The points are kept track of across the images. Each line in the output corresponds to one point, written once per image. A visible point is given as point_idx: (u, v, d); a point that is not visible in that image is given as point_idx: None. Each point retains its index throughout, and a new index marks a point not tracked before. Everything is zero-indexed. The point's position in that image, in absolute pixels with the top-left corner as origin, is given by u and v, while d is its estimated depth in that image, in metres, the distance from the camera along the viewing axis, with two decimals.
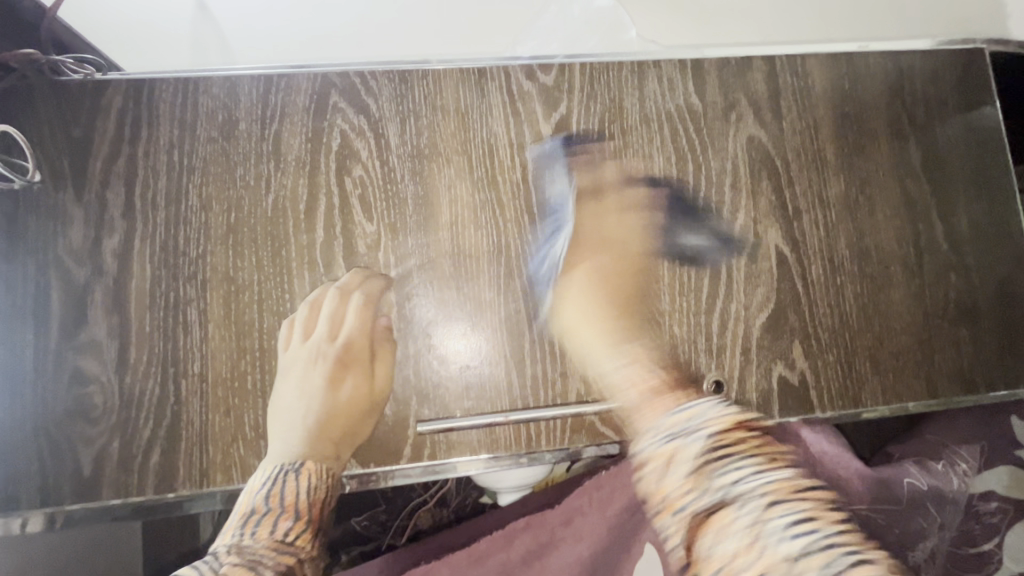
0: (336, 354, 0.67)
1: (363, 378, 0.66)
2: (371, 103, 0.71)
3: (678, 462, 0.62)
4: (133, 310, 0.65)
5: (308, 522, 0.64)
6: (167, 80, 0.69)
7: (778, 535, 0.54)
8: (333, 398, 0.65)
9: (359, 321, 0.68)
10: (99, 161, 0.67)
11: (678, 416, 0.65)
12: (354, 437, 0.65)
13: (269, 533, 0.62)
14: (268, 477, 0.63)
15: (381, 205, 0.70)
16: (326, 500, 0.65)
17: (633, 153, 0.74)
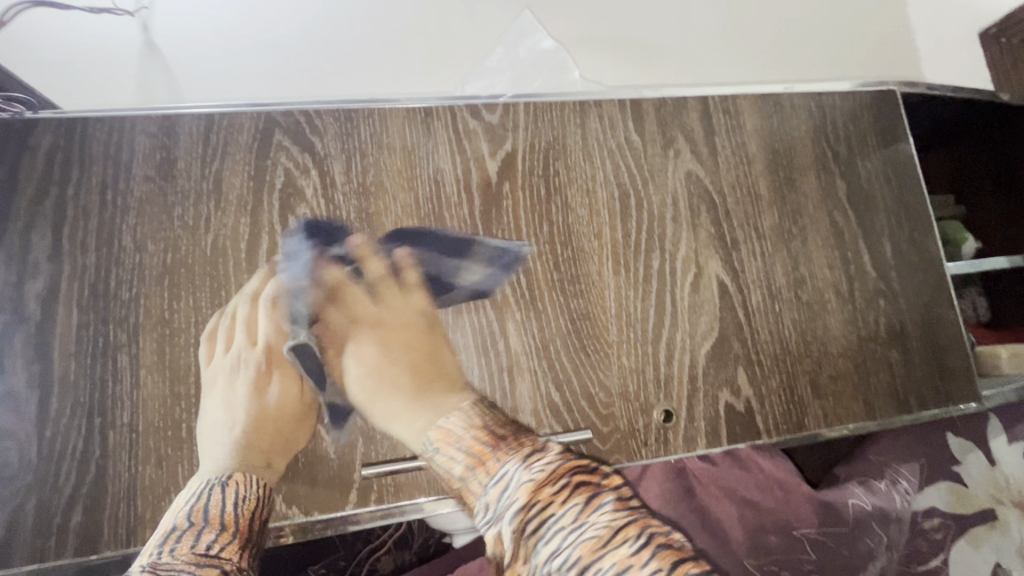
0: (262, 360, 0.65)
1: (290, 382, 0.65)
2: (316, 140, 0.71)
3: (505, 539, 0.50)
4: (57, 357, 0.61)
5: (234, 534, 0.58)
6: (102, 119, 0.67)
7: None
8: (261, 407, 0.63)
9: (278, 324, 0.66)
10: (25, 202, 0.64)
11: (492, 490, 0.55)
12: (288, 447, 0.63)
13: (190, 548, 0.55)
14: (191, 494, 0.60)
15: (326, 243, 0.69)
16: (257, 512, 0.60)
17: (578, 188, 0.76)
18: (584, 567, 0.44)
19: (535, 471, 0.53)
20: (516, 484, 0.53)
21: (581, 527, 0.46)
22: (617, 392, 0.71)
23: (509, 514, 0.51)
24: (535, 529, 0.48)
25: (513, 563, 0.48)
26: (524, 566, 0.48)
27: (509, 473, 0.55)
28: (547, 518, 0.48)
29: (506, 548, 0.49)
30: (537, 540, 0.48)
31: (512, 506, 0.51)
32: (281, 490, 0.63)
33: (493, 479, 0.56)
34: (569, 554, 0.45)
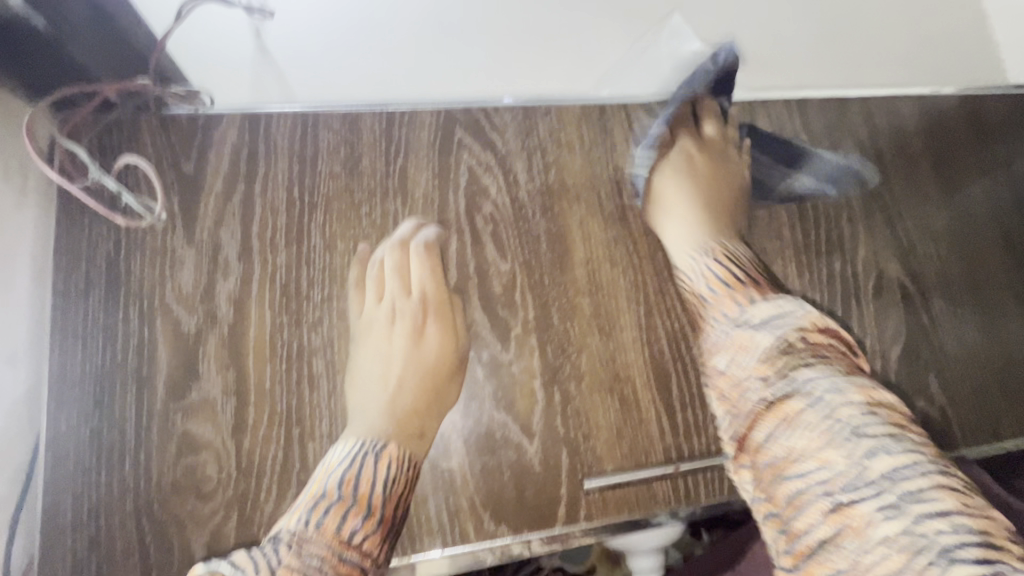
0: (422, 308, 0.61)
1: (450, 333, 0.61)
2: (496, 138, 0.69)
3: (749, 346, 0.57)
4: (253, 362, 0.57)
5: (379, 521, 0.51)
6: (285, 114, 0.65)
7: (851, 432, 0.46)
8: (417, 356, 0.60)
9: (433, 271, 0.63)
10: (212, 199, 0.61)
11: (759, 308, 0.60)
12: (434, 406, 0.59)
13: (336, 530, 0.48)
14: (347, 454, 0.53)
15: (515, 243, 0.66)
16: (403, 495, 0.53)
17: (754, 188, 0.74)
18: (863, 402, 0.48)
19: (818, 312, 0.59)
20: (797, 316, 0.58)
21: (850, 373, 0.51)
22: None
23: (842, 398, 0.48)
24: (807, 346, 0.54)
25: (761, 365, 0.54)
26: (771, 365, 0.53)
27: (789, 320, 0.57)
28: (815, 354, 0.53)
29: (759, 356, 0.55)
30: (800, 370, 0.52)
31: (785, 366, 0.52)
32: (489, 507, 0.58)
33: (766, 300, 0.61)
34: (843, 400, 0.48)
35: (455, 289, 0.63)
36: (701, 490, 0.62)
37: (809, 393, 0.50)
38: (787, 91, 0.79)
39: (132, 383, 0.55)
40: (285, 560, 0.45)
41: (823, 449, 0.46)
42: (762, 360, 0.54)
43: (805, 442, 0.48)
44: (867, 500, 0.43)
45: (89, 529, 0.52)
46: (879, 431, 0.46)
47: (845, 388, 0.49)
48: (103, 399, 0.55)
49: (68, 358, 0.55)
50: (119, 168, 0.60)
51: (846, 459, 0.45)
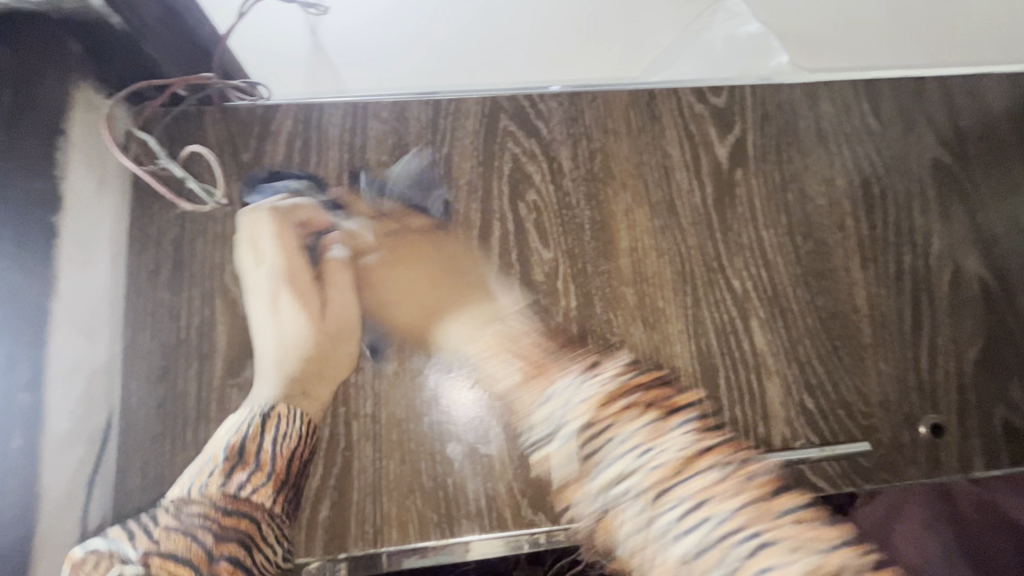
0: (282, 281, 0.61)
1: (307, 304, 0.60)
2: (541, 125, 0.68)
3: (559, 458, 0.56)
4: (303, 342, 0.60)
5: (269, 476, 0.55)
6: (336, 106, 0.67)
7: (671, 531, 0.47)
8: (279, 329, 0.60)
9: (284, 244, 0.62)
10: (267, 187, 0.64)
11: (545, 409, 0.58)
12: (324, 372, 0.59)
13: (220, 489, 0.53)
14: (235, 424, 0.57)
15: (557, 231, 0.65)
16: (300, 450, 0.57)
17: (814, 175, 0.70)
18: (669, 483, 0.49)
19: (613, 375, 0.61)
20: (576, 399, 0.57)
21: (699, 437, 0.54)
22: (877, 402, 0.63)
23: (573, 426, 0.56)
24: (604, 428, 0.54)
25: (581, 469, 0.55)
26: (588, 468, 0.53)
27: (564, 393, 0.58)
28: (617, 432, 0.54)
29: (585, 415, 0.56)
30: (603, 457, 0.53)
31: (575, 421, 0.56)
32: (527, 493, 0.58)
33: (566, 383, 0.59)
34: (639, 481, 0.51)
35: (318, 258, 0.61)
36: None
37: (625, 503, 0.51)
38: (849, 71, 0.75)
39: (195, 360, 0.59)
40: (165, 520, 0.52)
41: (655, 561, 0.47)
42: (579, 465, 0.54)
43: (635, 538, 0.50)
44: (671, 511, 0.48)
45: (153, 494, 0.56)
46: (567, 434, 0.56)
47: (663, 456, 0.51)
48: (168, 373, 0.58)
49: (140, 335, 0.59)
50: (185, 158, 0.64)
51: (676, 564, 0.46)
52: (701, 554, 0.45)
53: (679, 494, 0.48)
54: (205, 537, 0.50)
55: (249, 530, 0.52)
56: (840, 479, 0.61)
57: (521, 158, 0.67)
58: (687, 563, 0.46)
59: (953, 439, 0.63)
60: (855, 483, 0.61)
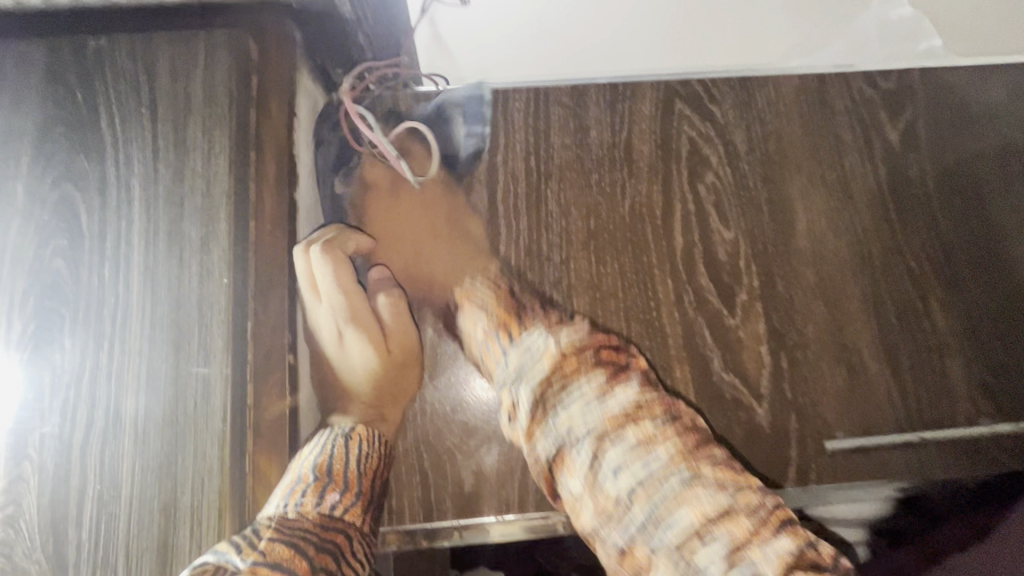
0: (344, 317, 0.58)
1: (374, 338, 0.59)
2: (715, 109, 0.70)
3: (518, 412, 0.59)
4: (502, 314, 0.64)
5: (356, 494, 0.55)
6: (520, 91, 0.70)
7: (609, 472, 0.55)
8: (346, 363, 0.58)
9: (341, 279, 0.58)
10: (462, 167, 0.67)
11: (626, 454, 0.55)
12: (397, 396, 0.60)
13: (315, 507, 0.51)
14: (318, 445, 0.54)
15: (737, 211, 0.67)
16: (377, 470, 0.57)
17: (987, 159, 0.70)
18: (604, 433, 0.56)
19: (558, 344, 0.61)
20: (538, 355, 0.61)
21: (605, 399, 0.58)
22: None
23: (534, 364, 0.60)
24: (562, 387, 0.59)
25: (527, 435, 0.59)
26: (536, 439, 0.58)
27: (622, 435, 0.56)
28: (570, 389, 0.59)
29: (525, 413, 0.59)
30: (561, 403, 0.58)
31: (537, 372, 0.60)
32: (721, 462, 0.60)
33: (518, 346, 0.61)
34: (592, 421, 0.57)
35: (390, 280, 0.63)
36: (935, 461, 0.61)
37: (574, 449, 0.57)
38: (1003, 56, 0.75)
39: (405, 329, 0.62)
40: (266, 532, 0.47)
41: (597, 502, 0.55)
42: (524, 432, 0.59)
43: (603, 500, 0.55)
44: (623, 472, 0.55)
45: None
46: (523, 363, 0.60)
47: (592, 424, 0.57)
48: None
49: None
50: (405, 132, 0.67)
51: (618, 503, 0.55)
52: (637, 498, 0.54)
53: (620, 437, 0.56)
54: (309, 548, 0.48)
55: (343, 544, 0.51)
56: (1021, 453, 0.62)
57: (707, 163, 0.68)
58: (619, 556, 0.54)
59: None
60: None
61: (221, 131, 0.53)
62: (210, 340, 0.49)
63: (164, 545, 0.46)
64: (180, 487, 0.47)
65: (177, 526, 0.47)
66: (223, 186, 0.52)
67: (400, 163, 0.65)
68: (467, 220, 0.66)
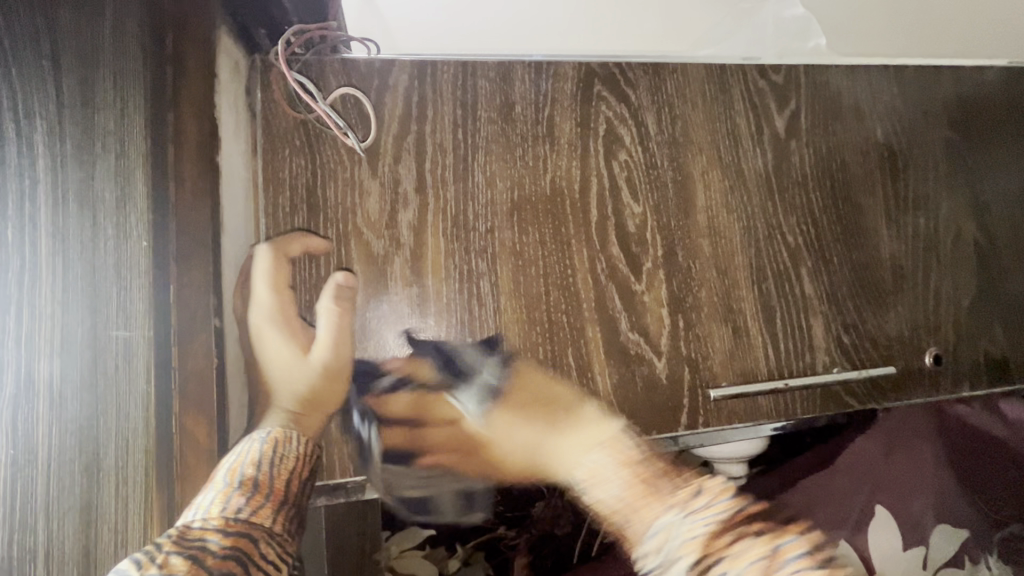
0: (274, 317, 0.62)
1: (302, 344, 0.62)
2: (630, 91, 0.76)
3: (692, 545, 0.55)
4: (430, 280, 0.67)
5: (268, 498, 0.52)
6: (448, 62, 0.72)
7: None
8: (267, 360, 0.61)
9: (274, 281, 0.63)
10: (389, 137, 0.68)
11: (655, 539, 0.59)
12: (317, 404, 0.61)
13: (220, 509, 0.47)
14: (230, 454, 0.53)
15: (647, 188, 0.74)
16: (292, 476, 0.56)
17: (853, 148, 0.82)
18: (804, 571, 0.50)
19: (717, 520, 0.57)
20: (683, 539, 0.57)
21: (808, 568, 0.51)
22: (895, 337, 0.78)
23: (701, 527, 0.56)
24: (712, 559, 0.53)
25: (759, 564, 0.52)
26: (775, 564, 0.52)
27: (663, 524, 0.59)
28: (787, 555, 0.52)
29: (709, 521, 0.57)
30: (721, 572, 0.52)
31: (684, 559, 0.55)
32: (625, 410, 0.69)
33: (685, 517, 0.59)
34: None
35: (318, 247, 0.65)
36: (797, 405, 0.73)
37: None
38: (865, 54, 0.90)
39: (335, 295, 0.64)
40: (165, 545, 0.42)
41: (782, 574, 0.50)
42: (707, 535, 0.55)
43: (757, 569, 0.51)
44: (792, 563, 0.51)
45: None
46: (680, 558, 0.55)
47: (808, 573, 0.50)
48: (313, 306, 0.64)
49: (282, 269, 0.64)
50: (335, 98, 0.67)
51: None
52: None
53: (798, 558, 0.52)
54: (211, 549, 0.43)
55: (249, 546, 0.46)
56: (863, 397, 0.76)
57: (621, 142, 0.75)
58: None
59: (945, 367, 0.78)
60: (876, 399, 0.76)
61: (135, 85, 0.51)
62: (130, 303, 0.49)
63: (86, 508, 0.45)
64: (102, 448, 0.46)
65: (101, 483, 0.46)
66: (140, 144, 0.51)
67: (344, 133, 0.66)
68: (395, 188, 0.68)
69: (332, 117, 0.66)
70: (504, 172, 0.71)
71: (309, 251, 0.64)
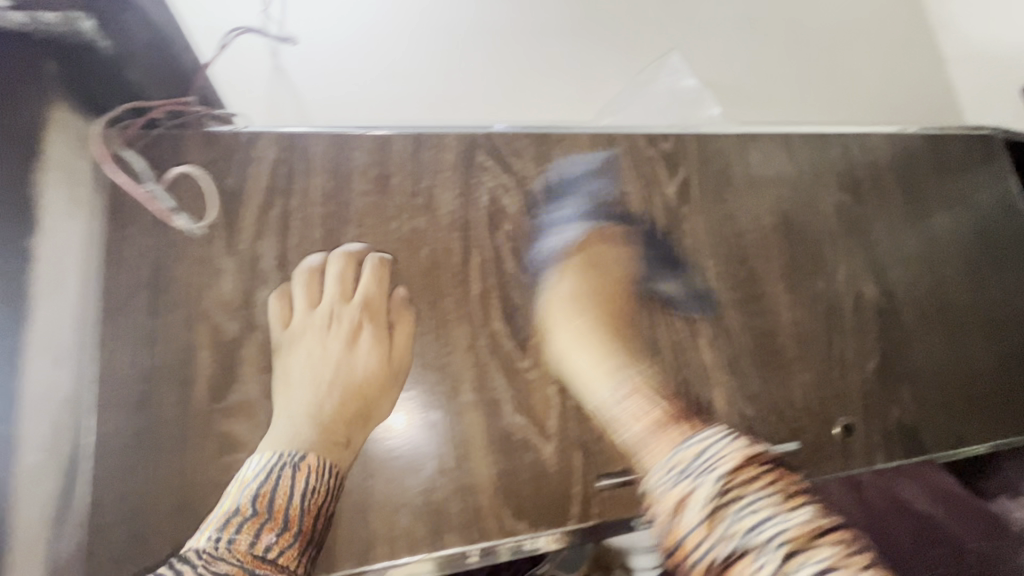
0: (363, 317, 0.65)
1: (380, 346, 0.64)
2: (514, 160, 0.74)
3: (693, 505, 0.53)
4: (289, 366, 0.61)
5: (297, 535, 0.55)
6: (320, 134, 0.69)
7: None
8: (349, 359, 0.63)
9: (377, 278, 0.66)
10: (250, 212, 0.65)
11: (690, 450, 0.58)
12: (363, 416, 0.61)
13: (248, 546, 0.52)
14: (263, 466, 0.57)
15: (532, 258, 0.71)
16: (322, 507, 0.57)
17: (746, 214, 0.81)
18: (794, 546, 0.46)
19: (746, 447, 0.58)
20: (716, 456, 0.56)
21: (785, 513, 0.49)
22: (801, 407, 0.74)
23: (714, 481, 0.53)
24: (739, 491, 0.52)
25: (705, 524, 0.51)
26: (716, 525, 0.50)
27: (708, 443, 0.58)
28: (747, 490, 0.52)
29: (703, 509, 0.52)
30: (733, 505, 0.51)
31: (719, 465, 0.55)
32: (508, 503, 0.62)
33: (698, 441, 0.59)
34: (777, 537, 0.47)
35: (157, 331, 0.59)
36: None
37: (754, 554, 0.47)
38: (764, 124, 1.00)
39: (175, 386, 0.58)
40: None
41: None
42: (703, 517, 0.51)
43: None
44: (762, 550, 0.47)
45: (129, 527, 0.54)
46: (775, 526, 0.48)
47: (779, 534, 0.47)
48: (149, 399, 0.57)
49: (113, 359, 0.58)
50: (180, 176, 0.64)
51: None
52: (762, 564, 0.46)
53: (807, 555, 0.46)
54: None
55: None
56: None
57: (505, 212, 0.72)
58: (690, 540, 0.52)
59: (856, 439, 0.75)
60: None
61: None
62: None
63: None
64: None
65: None
66: None
67: (171, 215, 0.62)
68: (253, 266, 0.63)
69: (159, 199, 0.62)
70: (376, 246, 0.67)
71: (149, 337, 0.59)
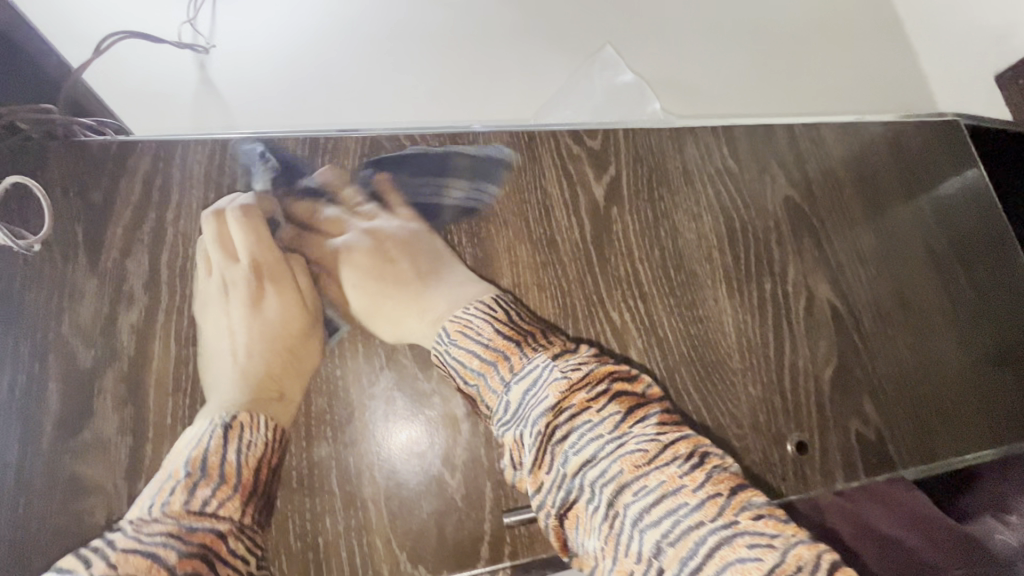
0: (256, 272, 0.60)
1: (289, 295, 0.60)
2: (422, 163, 0.69)
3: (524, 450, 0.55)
4: (152, 396, 0.55)
5: (235, 487, 0.51)
6: (202, 142, 0.64)
7: (629, 530, 0.47)
8: (263, 319, 0.58)
9: (253, 234, 0.61)
10: (118, 228, 0.59)
11: (516, 387, 0.58)
12: (297, 368, 0.58)
13: (183, 503, 0.50)
14: (192, 432, 0.53)
15: (439, 268, 0.65)
16: (265, 459, 0.54)
17: (684, 213, 0.75)
18: (626, 481, 0.50)
19: (563, 373, 0.58)
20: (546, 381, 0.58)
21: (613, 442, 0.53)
22: (748, 425, 0.67)
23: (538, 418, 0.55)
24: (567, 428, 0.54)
25: (535, 474, 0.54)
26: (541, 476, 0.53)
27: (536, 372, 0.59)
28: (575, 425, 0.54)
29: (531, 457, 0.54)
30: (569, 442, 0.54)
31: (542, 402, 0.56)
32: (405, 544, 0.55)
33: (517, 376, 0.59)
34: (605, 467, 0.51)
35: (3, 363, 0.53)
36: None
37: (585, 498, 0.51)
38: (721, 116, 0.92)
39: (19, 423, 0.52)
40: (124, 542, 0.48)
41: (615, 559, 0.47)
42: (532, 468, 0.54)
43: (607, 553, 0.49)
44: (635, 506, 0.48)
45: None
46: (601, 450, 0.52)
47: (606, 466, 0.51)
48: None
49: None
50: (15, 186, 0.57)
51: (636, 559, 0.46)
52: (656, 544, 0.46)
53: (639, 488, 0.49)
54: (167, 555, 0.47)
55: (214, 547, 0.49)
56: None
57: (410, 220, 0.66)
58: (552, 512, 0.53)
59: (810, 459, 0.67)
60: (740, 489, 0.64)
61: None
62: None
63: None
64: None
65: None
66: None
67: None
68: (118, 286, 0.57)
69: None
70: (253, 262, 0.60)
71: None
